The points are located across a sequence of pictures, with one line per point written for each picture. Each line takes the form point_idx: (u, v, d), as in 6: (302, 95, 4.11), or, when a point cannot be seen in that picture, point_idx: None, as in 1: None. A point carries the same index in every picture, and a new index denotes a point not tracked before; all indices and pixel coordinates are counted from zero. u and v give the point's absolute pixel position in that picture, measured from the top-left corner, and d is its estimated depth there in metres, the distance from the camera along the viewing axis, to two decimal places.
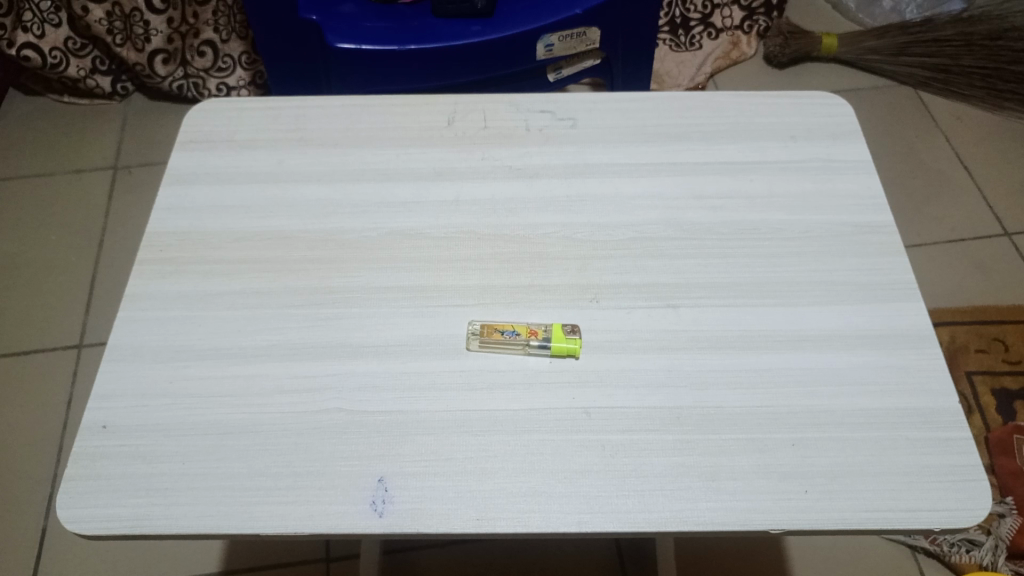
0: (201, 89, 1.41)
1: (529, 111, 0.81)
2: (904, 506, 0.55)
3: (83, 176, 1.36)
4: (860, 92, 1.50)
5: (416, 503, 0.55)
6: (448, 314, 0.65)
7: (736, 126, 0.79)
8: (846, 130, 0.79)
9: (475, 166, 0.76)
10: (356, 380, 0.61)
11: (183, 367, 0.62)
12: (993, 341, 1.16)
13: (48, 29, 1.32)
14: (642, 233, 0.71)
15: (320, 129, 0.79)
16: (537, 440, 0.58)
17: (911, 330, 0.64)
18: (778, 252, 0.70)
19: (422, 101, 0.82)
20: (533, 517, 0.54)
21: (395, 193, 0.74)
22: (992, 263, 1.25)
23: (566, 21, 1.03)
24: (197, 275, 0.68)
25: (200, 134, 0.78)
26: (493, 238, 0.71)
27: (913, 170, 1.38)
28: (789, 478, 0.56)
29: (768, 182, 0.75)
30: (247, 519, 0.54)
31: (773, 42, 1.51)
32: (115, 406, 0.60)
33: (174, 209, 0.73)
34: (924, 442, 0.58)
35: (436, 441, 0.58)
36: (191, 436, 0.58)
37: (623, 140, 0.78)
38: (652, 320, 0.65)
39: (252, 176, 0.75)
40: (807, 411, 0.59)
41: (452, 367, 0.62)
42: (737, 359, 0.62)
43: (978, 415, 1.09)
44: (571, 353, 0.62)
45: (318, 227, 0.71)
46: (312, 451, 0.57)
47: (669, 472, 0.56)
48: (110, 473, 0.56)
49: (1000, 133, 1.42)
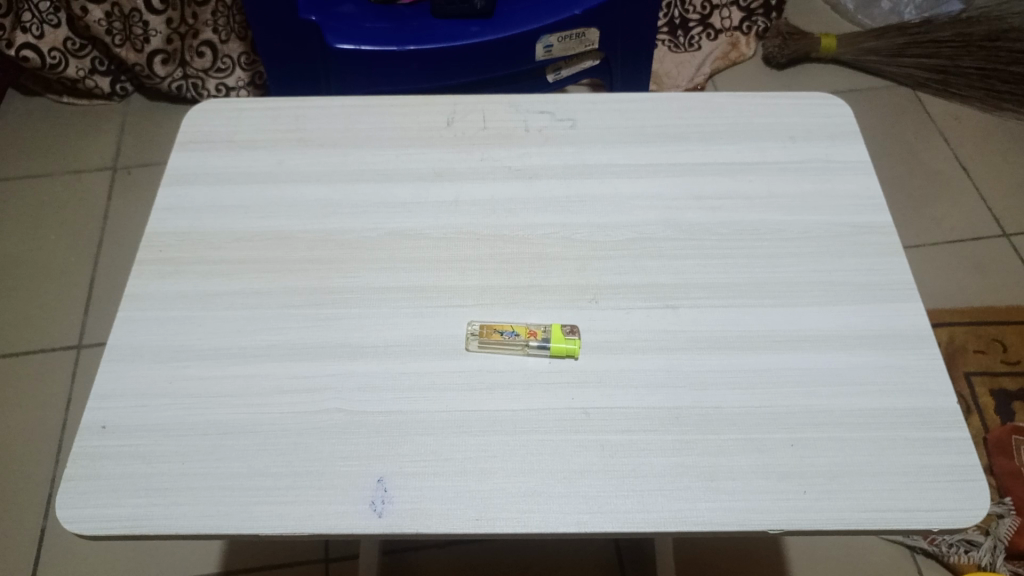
0: (200, 89, 1.41)
1: (529, 112, 0.81)
2: (903, 506, 0.55)
3: (82, 176, 1.36)
4: (859, 93, 1.51)
5: (416, 503, 0.55)
6: (448, 314, 0.65)
7: (735, 126, 0.79)
8: (845, 131, 0.79)
9: (474, 166, 0.76)
10: (356, 380, 0.61)
11: (183, 367, 0.62)
12: (992, 342, 1.16)
13: (48, 30, 1.32)
14: (641, 233, 0.71)
15: (320, 129, 0.79)
16: (536, 440, 0.58)
17: (909, 330, 0.64)
18: (777, 252, 0.70)
19: (421, 101, 0.82)
20: (533, 517, 0.54)
21: (394, 193, 0.74)
22: (991, 264, 1.25)
23: (565, 22, 1.04)
24: (197, 276, 0.68)
25: (200, 134, 0.78)
26: (493, 238, 0.71)
27: (912, 171, 1.38)
28: (788, 478, 0.56)
29: (767, 183, 0.75)
30: (247, 519, 0.54)
31: (772, 43, 1.52)
32: (114, 406, 0.60)
33: (174, 209, 0.73)
34: (923, 442, 0.58)
35: (436, 441, 0.58)
36: (190, 436, 0.58)
37: (623, 140, 0.78)
38: (652, 320, 0.65)
39: (252, 176, 0.75)
40: (806, 411, 0.59)
41: (451, 367, 0.62)
42: (737, 359, 0.62)
43: (976, 415, 1.09)
44: (570, 353, 0.62)
45: (318, 227, 0.71)
46: (312, 451, 0.57)
47: (668, 472, 0.56)
48: (110, 473, 0.56)
49: (999, 135, 1.43)
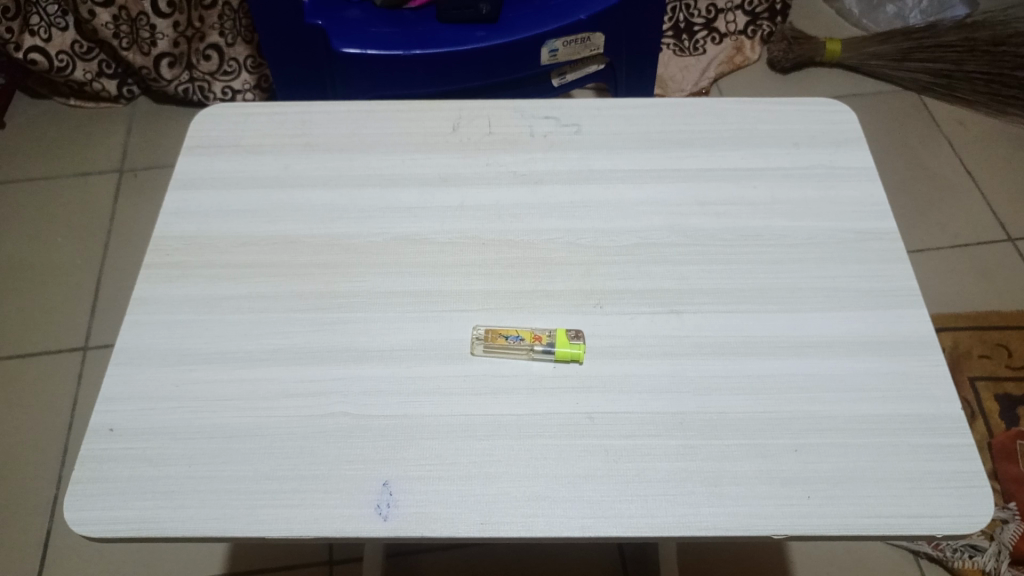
0: (206, 92, 1.42)
1: (533, 117, 0.81)
2: (906, 512, 0.55)
3: (88, 179, 1.37)
4: (863, 98, 1.51)
5: (421, 507, 0.55)
6: (453, 318, 0.66)
7: (739, 132, 0.79)
8: (849, 137, 0.79)
9: (479, 171, 0.76)
10: (361, 384, 0.61)
11: (190, 371, 0.62)
12: (997, 347, 1.16)
13: (54, 33, 1.33)
14: (645, 239, 0.71)
15: (326, 134, 0.79)
16: (540, 444, 0.58)
17: (912, 336, 0.64)
18: (781, 258, 0.70)
19: (427, 106, 0.82)
20: (536, 522, 0.54)
21: (399, 199, 0.74)
22: (996, 269, 1.25)
23: (571, 26, 1.04)
24: (203, 280, 0.68)
25: (206, 139, 0.79)
26: (497, 244, 0.71)
27: (915, 176, 1.38)
28: (791, 484, 0.56)
29: (771, 189, 0.75)
30: (252, 522, 0.54)
31: (777, 47, 1.52)
32: (121, 409, 0.60)
33: (180, 214, 0.73)
34: (927, 448, 0.58)
35: (440, 445, 0.58)
36: (196, 439, 0.58)
37: (628, 146, 0.78)
38: (656, 325, 0.65)
39: (257, 181, 0.76)
40: (809, 417, 0.60)
41: (456, 371, 0.62)
42: (741, 365, 0.62)
43: (981, 421, 1.09)
44: (575, 359, 0.62)
45: (324, 231, 0.72)
46: (317, 455, 0.58)
47: (670, 478, 0.56)
48: (116, 476, 0.57)
49: (1004, 140, 1.42)
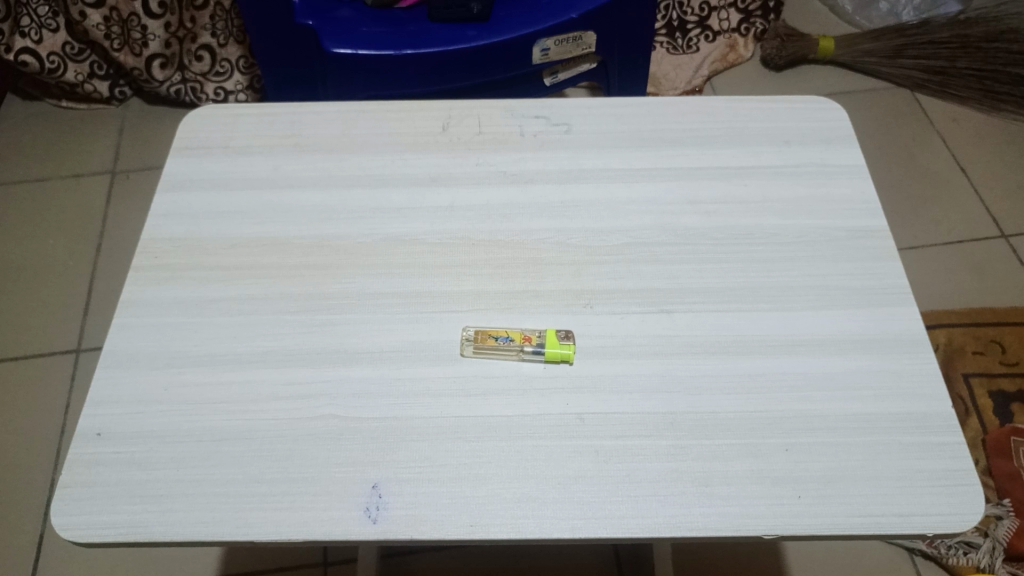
0: (199, 93, 1.42)
1: (524, 117, 0.81)
2: (896, 511, 0.55)
3: (81, 181, 1.36)
4: (856, 96, 1.51)
5: (411, 509, 0.55)
6: (443, 318, 0.65)
7: (730, 131, 0.79)
8: (840, 135, 0.79)
9: (469, 171, 0.76)
10: (351, 386, 0.61)
11: (179, 374, 0.62)
12: (991, 343, 1.16)
13: (46, 34, 1.32)
14: (636, 238, 0.71)
15: (317, 135, 0.79)
16: (531, 445, 0.58)
17: (904, 334, 0.64)
18: (771, 257, 0.70)
19: (417, 106, 0.82)
20: (527, 523, 0.54)
21: (389, 199, 0.74)
22: (990, 265, 1.25)
23: (562, 25, 1.04)
24: (191, 282, 0.68)
25: (196, 140, 0.78)
26: (488, 244, 0.71)
27: (908, 172, 1.38)
28: (783, 483, 0.56)
29: (761, 187, 0.75)
30: (243, 525, 0.54)
31: (770, 45, 1.52)
32: (111, 413, 0.60)
33: (170, 215, 0.73)
34: (917, 447, 0.58)
35: (430, 447, 0.58)
36: (186, 442, 0.58)
37: (619, 145, 0.78)
38: (647, 324, 0.65)
39: (248, 181, 0.75)
40: (800, 416, 0.59)
41: (447, 373, 0.62)
42: (731, 364, 0.62)
43: (975, 417, 1.09)
44: (565, 359, 0.62)
45: (314, 232, 0.72)
46: (307, 457, 0.57)
47: (663, 478, 0.56)
48: (105, 480, 0.57)
49: (996, 136, 1.43)
